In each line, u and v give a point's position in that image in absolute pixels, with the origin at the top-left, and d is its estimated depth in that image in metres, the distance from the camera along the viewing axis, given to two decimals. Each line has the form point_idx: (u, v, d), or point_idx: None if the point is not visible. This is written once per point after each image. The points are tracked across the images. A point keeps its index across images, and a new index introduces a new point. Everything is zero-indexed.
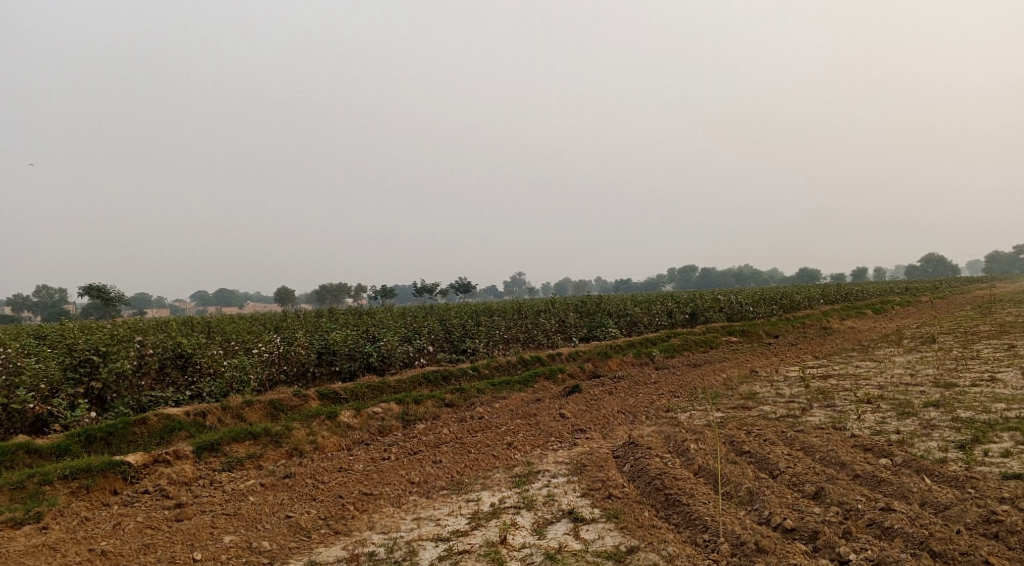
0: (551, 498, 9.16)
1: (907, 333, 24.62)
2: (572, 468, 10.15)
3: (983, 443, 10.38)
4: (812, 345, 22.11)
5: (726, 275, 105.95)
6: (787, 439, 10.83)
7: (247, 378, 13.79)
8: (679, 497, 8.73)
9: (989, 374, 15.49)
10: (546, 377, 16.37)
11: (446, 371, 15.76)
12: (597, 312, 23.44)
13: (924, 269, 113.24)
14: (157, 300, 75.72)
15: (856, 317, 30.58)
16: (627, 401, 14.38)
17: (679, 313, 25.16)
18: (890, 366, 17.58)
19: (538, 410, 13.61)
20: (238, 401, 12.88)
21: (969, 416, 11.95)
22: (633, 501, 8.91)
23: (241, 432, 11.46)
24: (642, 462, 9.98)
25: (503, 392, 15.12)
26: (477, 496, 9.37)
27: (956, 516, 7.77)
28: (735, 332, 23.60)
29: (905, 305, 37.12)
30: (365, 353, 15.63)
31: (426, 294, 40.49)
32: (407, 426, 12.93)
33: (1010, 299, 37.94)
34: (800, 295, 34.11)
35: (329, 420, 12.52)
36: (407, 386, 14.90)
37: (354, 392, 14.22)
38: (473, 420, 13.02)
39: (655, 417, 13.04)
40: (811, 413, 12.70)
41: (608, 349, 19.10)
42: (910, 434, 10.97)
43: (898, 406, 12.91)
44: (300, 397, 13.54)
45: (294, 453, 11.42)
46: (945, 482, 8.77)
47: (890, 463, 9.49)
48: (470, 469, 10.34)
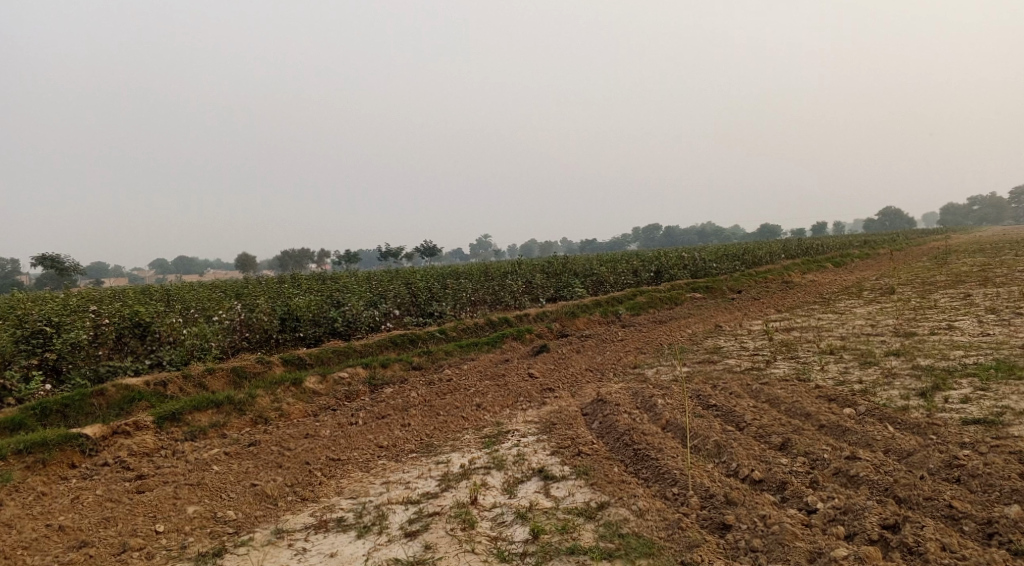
0: (521, 457, 9.13)
1: (867, 285, 25.05)
2: (542, 427, 10.13)
3: (944, 390, 10.57)
4: (775, 299, 22.38)
5: (689, 232, 106.75)
6: (753, 391, 10.92)
7: (208, 346, 13.52)
8: (649, 452, 8.77)
9: (947, 323, 15.79)
10: (513, 338, 16.32)
11: (413, 334, 15.62)
12: (564, 272, 23.38)
13: (882, 223, 115.21)
14: (115, 270, 74.06)
15: (817, 270, 30.99)
16: (595, 359, 14.40)
17: (644, 271, 25.23)
18: (851, 317, 17.86)
19: (506, 370, 13.57)
20: (200, 370, 12.63)
21: (929, 363, 12.18)
22: (603, 458, 8.92)
23: (203, 401, 11.24)
24: (610, 419, 9.99)
25: (471, 354, 15.05)
26: (446, 458, 9.30)
27: (920, 462, 7.89)
28: (700, 288, 23.78)
29: (864, 257, 37.73)
30: (330, 319, 15.39)
31: (392, 258, 40.08)
32: (374, 390, 12.81)
33: (965, 249, 38.79)
34: (762, 251, 34.45)
35: (294, 386, 12.33)
36: (374, 350, 14.75)
37: (320, 357, 14.03)
38: (441, 382, 12.94)
39: (623, 374, 13.08)
40: (776, 366, 12.83)
41: (575, 309, 19.10)
42: (872, 383, 11.15)
43: (860, 356, 13.11)
44: (264, 363, 13.33)
45: (259, 420, 11.24)
46: (908, 429, 8.91)
47: (854, 412, 9.61)
48: (439, 431, 10.26)
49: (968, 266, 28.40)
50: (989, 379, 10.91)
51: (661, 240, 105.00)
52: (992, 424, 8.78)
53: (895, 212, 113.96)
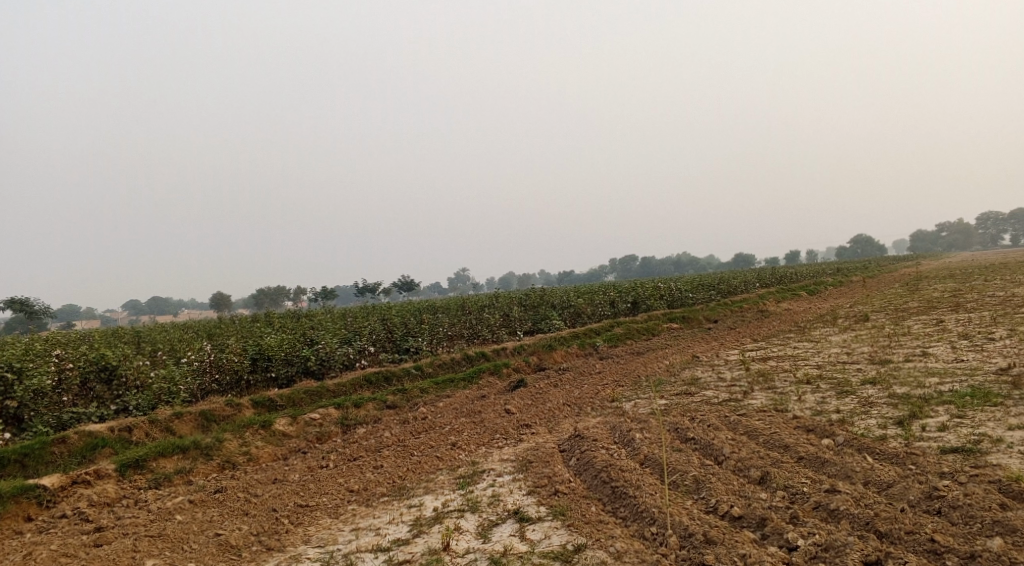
0: (496, 498, 8.89)
1: (841, 312, 25.19)
2: (518, 465, 9.91)
3: (921, 418, 10.51)
4: (751, 328, 22.40)
5: (665, 262, 107.41)
6: (731, 423, 10.79)
7: (176, 389, 13.17)
8: (626, 489, 8.57)
9: (921, 349, 15.83)
10: (490, 373, 16.10)
11: (388, 371, 15.34)
12: (541, 304, 23.25)
13: (853, 250, 116.71)
14: (86, 312, 72.88)
15: (792, 299, 31.13)
16: (572, 393, 14.21)
17: (621, 302, 25.18)
18: (827, 345, 17.87)
19: (482, 407, 13.34)
20: (167, 414, 12.27)
21: (905, 391, 12.15)
22: (580, 496, 8.71)
23: (169, 446, 10.89)
24: (588, 455, 9.80)
25: (447, 391, 14.79)
26: (419, 501, 9.04)
27: (900, 494, 7.78)
28: (676, 318, 23.76)
29: (837, 285, 38.04)
30: (303, 357, 15.05)
31: (368, 294, 39.73)
32: (347, 431, 12.51)
33: (937, 275, 39.31)
34: (737, 280, 34.61)
35: (263, 429, 12.00)
36: (347, 389, 14.46)
37: (291, 398, 13.71)
38: (416, 421, 12.68)
39: (600, 407, 12.91)
40: (753, 396, 12.73)
41: (553, 341, 18.93)
42: (849, 413, 11.07)
43: (836, 385, 13.05)
44: (233, 406, 12.98)
45: (226, 465, 10.91)
46: (887, 459, 8.81)
47: (833, 443, 9.50)
48: (412, 473, 10.00)
49: (939, 292, 28.66)
50: (965, 406, 10.88)
51: (637, 271, 105.47)
52: (970, 453, 8.71)
53: (866, 240, 115.61)
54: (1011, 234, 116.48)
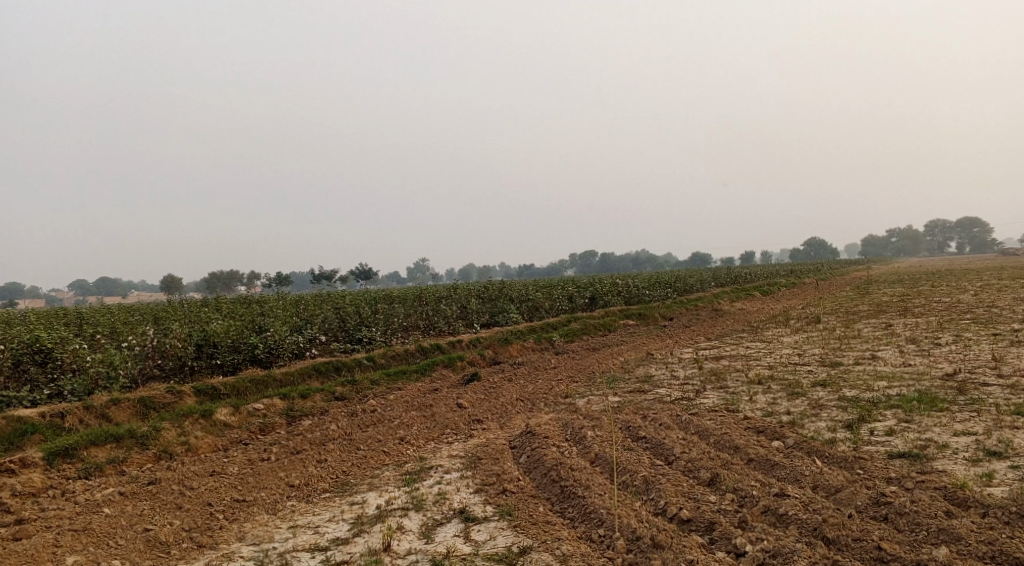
0: (442, 496, 8.66)
1: (793, 313, 25.45)
2: (466, 462, 9.68)
3: (869, 421, 10.56)
4: (705, 327, 22.50)
5: (623, 259, 108.13)
6: (682, 423, 10.71)
7: (115, 374, 12.64)
8: (575, 489, 8.42)
9: (870, 353, 16.01)
10: (444, 365, 15.83)
11: (339, 362, 14.96)
12: (499, 297, 23.04)
13: (806, 253, 118.90)
14: (30, 291, 70.81)
15: (746, 299, 31.43)
16: (526, 388, 14.01)
17: (579, 297, 25.10)
18: (778, 346, 17.98)
19: (433, 400, 13.07)
20: (103, 400, 11.77)
21: (854, 394, 12.21)
22: (528, 496, 8.53)
23: (101, 435, 10.44)
24: (538, 452, 9.62)
25: (398, 383, 14.49)
26: (362, 498, 8.77)
27: (847, 500, 7.75)
28: (632, 315, 23.77)
29: (789, 286, 38.62)
30: (251, 345, 14.55)
31: (325, 281, 39.12)
32: (292, 422, 12.17)
33: (885, 280, 40.09)
34: (693, 279, 34.82)
35: (203, 418, 11.56)
36: (295, 379, 14.08)
37: (236, 387, 13.25)
38: (364, 414, 12.36)
39: (553, 404, 12.75)
40: (705, 396, 12.68)
41: (509, 335, 18.73)
42: (800, 415, 11.06)
43: (787, 386, 13.08)
44: (174, 393, 12.50)
45: (163, 456, 10.49)
46: (835, 463, 8.79)
47: (782, 445, 9.47)
48: (357, 468, 9.71)
49: (888, 297, 29.20)
50: (912, 411, 10.96)
51: (596, 266, 105.97)
52: (917, 459, 8.73)
53: (818, 243, 117.86)
54: (956, 242, 119.79)
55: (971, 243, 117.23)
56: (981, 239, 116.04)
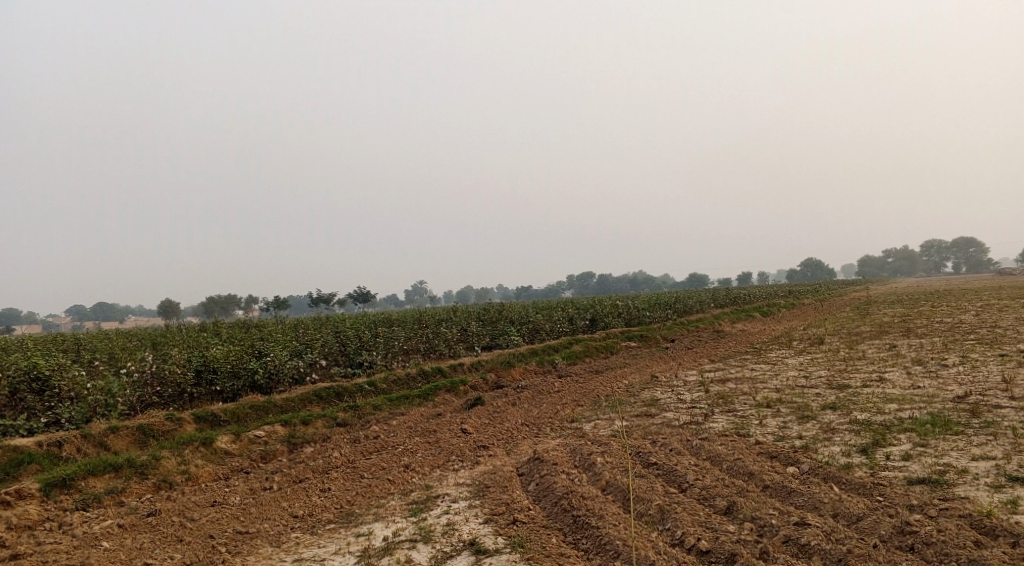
0: (451, 527, 8.42)
1: (796, 334, 25.24)
2: (474, 490, 9.43)
3: (884, 446, 10.33)
4: (707, 348, 22.28)
5: (621, 280, 108.02)
6: (693, 448, 10.47)
7: (113, 401, 12.39)
8: (588, 519, 8.19)
9: (877, 374, 15.79)
10: (446, 390, 15.59)
11: (340, 387, 14.72)
12: (499, 320, 22.82)
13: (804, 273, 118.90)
14: (26, 316, 70.46)
15: (746, 320, 31.24)
16: (531, 413, 13.77)
17: (580, 319, 24.90)
18: (784, 368, 17.75)
19: (437, 426, 12.82)
20: (101, 428, 11.52)
21: (866, 417, 12.00)
22: (539, 527, 8.29)
23: (99, 464, 10.19)
24: (547, 480, 9.38)
25: (401, 408, 14.24)
26: (368, 530, 8.52)
27: (871, 528, 7.53)
28: (634, 336, 23.56)
29: (789, 307, 38.47)
30: (251, 370, 14.29)
31: (323, 304, 38.84)
32: (294, 450, 11.92)
33: (886, 300, 40.10)
34: (692, 299, 34.65)
35: (203, 446, 11.31)
36: (296, 404, 13.83)
37: (236, 413, 13.00)
38: (367, 440, 12.12)
39: (560, 428, 12.51)
40: (714, 420, 12.45)
41: (511, 358, 18.51)
42: (812, 439, 10.85)
43: (797, 409, 12.86)
44: (174, 420, 12.25)
45: (162, 486, 10.24)
46: (854, 490, 8.56)
47: (797, 471, 9.24)
48: (362, 497, 9.46)
49: (890, 317, 29.01)
50: (927, 435, 10.74)
51: (594, 288, 105.92)
52: (938, 485, 8.51)
53: (816, 263, 117.90)
54: (953, 262, 119.93)
55: (968, 263, 117.40)
56: (977, 259, 116.23)
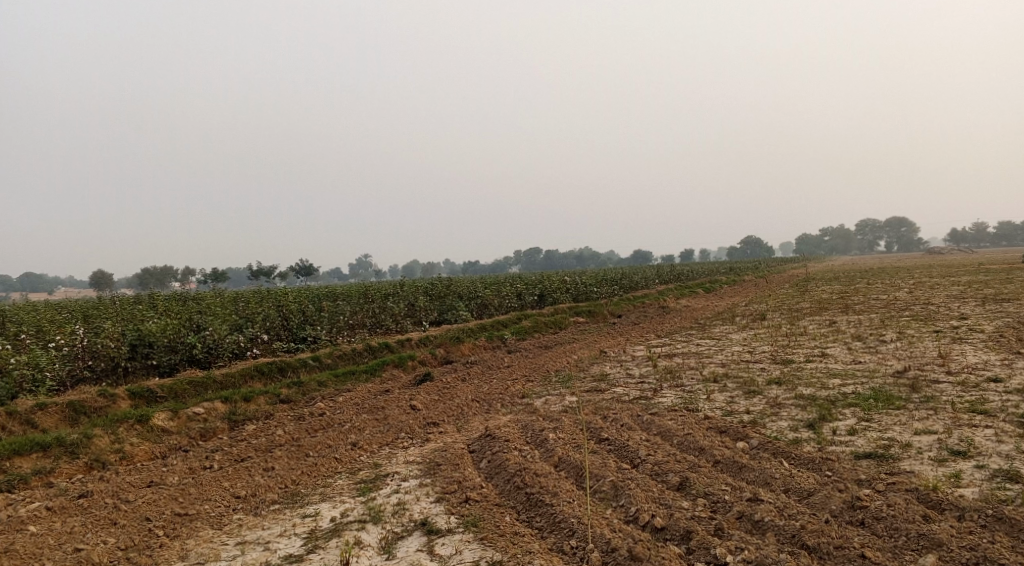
0: (402, 506, 8.21)
1: (739, 310, 25.59)
2: (424, 468, 9.23)
3: (829, 421, 10.46)
4: (653, 324, 22.42)
5: (567, 256, 108.41)
6: (644, 423, 10.44)
7: (41, 377, 11.79)
8: (542, 497, 8.08)
9: (819, 350, 16.06)
10: (394, 365, 15.29)
11: (283, 362, 14.29)
12: (447, 294, 22.53)
13: (744, 251, 121.25)
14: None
15: (690, 296, 31.59)
16: (481, 389, 13.59)
17: (528, 294, 24.77)
18: (728, 343, 17.94)
19: (385, 403, 12.55)
20: (28, 405, 10.94)
21: (811, 392, 12.15)
22: (492, 505, 8.14)
23: (26, 444, 9.68)
24: (499, 457, 9.24)
25: (347, 384, 13.91)
26: (315, 510, 8.26)
27: (822, 504, 7.60)
28: (582, 312, 23.56)
29: (731, 283, 39.12)
30: (189, 345, 13.76)
31: (264, 277, 37.90)
32: (235, 427, 11.53)
33: (822, 278, 41.18)
34: (637, 276, 34.86)
35: (139, 424, 10.83)
36: (237, 380, 13.38)
37: (174, 389, 12.50)
38: (313, 417, 11.78)
39: (510, 404, 12.37)
40: (663, 395, 12.46)
41: (460, 333, 18.27)
42: (760, 414, 10.93)
43: (744, 384, 12.97)
44: (107, 397, 11.70)
45: (95, 465, 9.79)
46: (803, 465, 8.61)
47: (747, 446, 9.26)
48: (308, 476, 9.18)
49: (828, 294, 29.69)
50: (870, 409, 10.92)
51: (540, 264, 106.26)
52: (884, 459, 8.63)
53: (756, 241, 120.21)
54: (886, 241, 123.76)
55: (899, 242, 121.35)
56: (908, 239, 120.15)
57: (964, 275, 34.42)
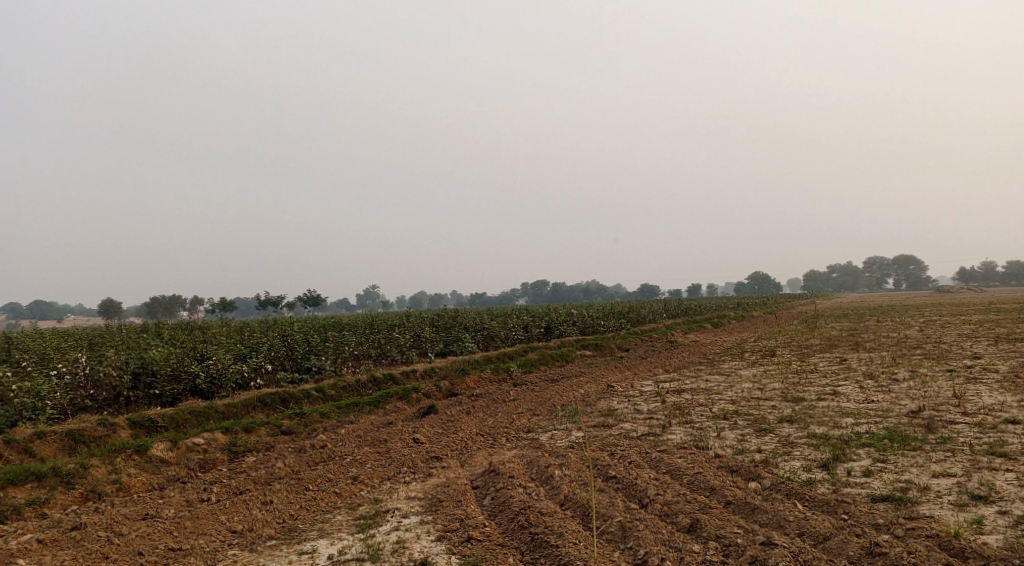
0: (402, 545, 7.96)
1: (748, 346, 25.28)
2: (426, 504, 8.98)
3: (844, 462, 10.16)
4: (661, 359, 22.14)
5: (574, 289, 108.21)
6: (652, 461, 10.17)
7: (42, 405, 11.61)
8: (546, 537, 7.82)
9: (831, 388, 15.77)
10: (398, 397, 15.06)
11: (287, 393, 14.10)
12: (453, 326, 22.33)
13: (752, 287, 120.85)
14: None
15: (698, 331, 31.31)
16: (485, 422, 13.34)
17: (534, 326, 24.54)
18: (738, 379, 17.64)
19: (388, 435, 12.30)
20: (27, 433, 10.75)
21: (823, 431, 11.87)
22: (495, 544, 7.89)
23: (21, 473, 9.48)
24: (503, 494, 8.98)
25: (350, 416, 13.69)
26: (312, 547, 8.02)
27: (839, 549, 7.35)
28: (590, 345, 23.31)
29: (739, 319, 38.79)
30: (192, 374, 13.57)
31: (272, 307, 37.76)
32: (235, 459, 11.30)
33: (831, 314, 40.89)
34: (644, 310, 34.60)
35: (137, 454, 10.61)
36: (239, 411, 13.18)
37: (175, 419, 12.30)
38: (314, 450, 11.55)
39: (515, 439, 12.12)
40: (672, 432, 12.19)
41: (465, 365, 18.04)
42: (772, 453, 10.64)
43: (754, 422, 12.68)
44: (107, 426, 11.51)
45: (90, 497, 9.57)
46: (817, 507, 8.32)
47: (759, 487, 8.98)
48: (307, 511, 8.94)
49: (838, 331, 29.34)
50: (886, 450, 10.62)
51: (547, 297, 106.07)
52: (901, 502, 8.34)
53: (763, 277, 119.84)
54: (894, 279, 123.23)
55: (907, 280, 120.80)
56: (917, 277, 119.69)
57: (975, 313, 34.08)
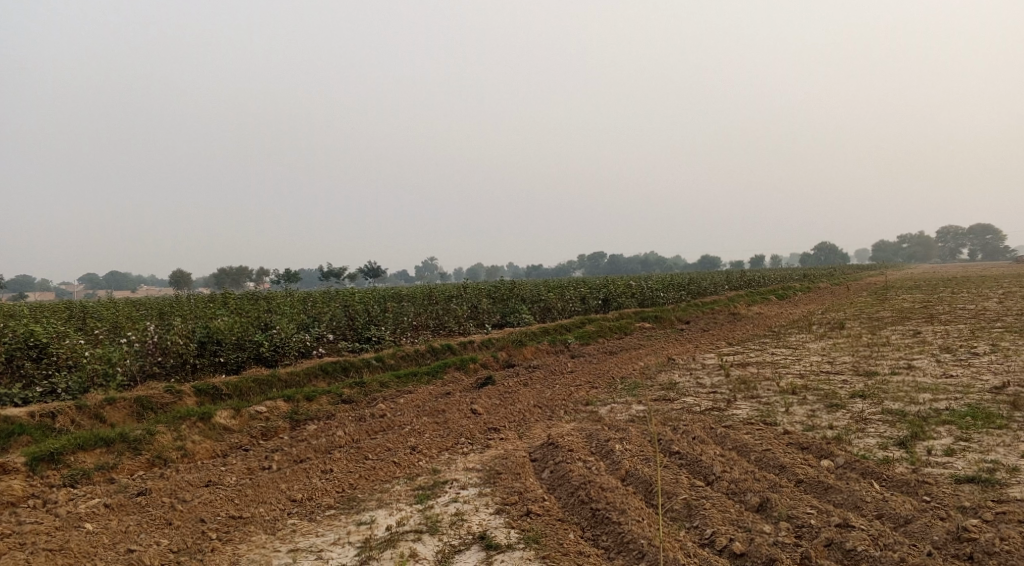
0: (460, 517, 7.83)
1: (815, 318, 24.44)
2: (484, 476, 8.83)
3: (923, 440, 9.61)
4: (724, 331, 21.57)
5: (633, 261, 106.95)
6: (718, 437, 9.80)
7: (112, 371, 11.82)
8: (608, 514, 7.59)
9: (905, 362, 15.05)
10: (456, 368, 14.96)
11: (347, 362, 14.12)
12: (510, 297, 22.12)
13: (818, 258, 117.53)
14: (39, 283, 70.25)
15: (762, 303, 30.49)
16: (544, 394, 13.13)
17: (592, 298, 24.16)
18: (805, 353, 17.00)
19: (446, 406, 12.19)
20: (97, 399, 10.96)
21: (899, 407, 11.28)
22: (555, 519, 7.69)
23: (91, 438, 9.67)
24: (563, 468, 8.76)
25: (409, 386, 13.64)
26: (371, 517, 7.95)
27: (922, 533, 6.95)
28: (649, 317, 22.85)
29: (804, 290, 37.67)
30: (255, 342, 13.67)
31: (333, 278, 38.10)
32: (296, 427, 11.35)
33: (902, 285, 39.39)
34: (705, 281, 33.84)
35: (201, 421, 10.73)
36: (301, 379, 13.25)
37: (238, 387, 12.42)
38: (373, 419, 11.51)
39: (574, 412, 11.88)
40: (737, 406, 11.76)
41: (523, 336, 17.84)
42: (844, 430, 10.15)
43: (824, 397, 12.15)
44: (173, 393, 11.68)
45: (157, 462, 9.71)
46: (897, 488, 7.87)
47: (832, 465, 8.54)
48: (365, 481, 8.87)
49: (911, 302, 28.15)
50: (969, 428, 10.02)
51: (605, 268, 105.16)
52: (988, 484, 7.83)
53: (830, 248, 116.42)
54: (969, 249, 118.35)
55: (984, 250, 115.87)
56: (994, 247, 114.72)
57: None
